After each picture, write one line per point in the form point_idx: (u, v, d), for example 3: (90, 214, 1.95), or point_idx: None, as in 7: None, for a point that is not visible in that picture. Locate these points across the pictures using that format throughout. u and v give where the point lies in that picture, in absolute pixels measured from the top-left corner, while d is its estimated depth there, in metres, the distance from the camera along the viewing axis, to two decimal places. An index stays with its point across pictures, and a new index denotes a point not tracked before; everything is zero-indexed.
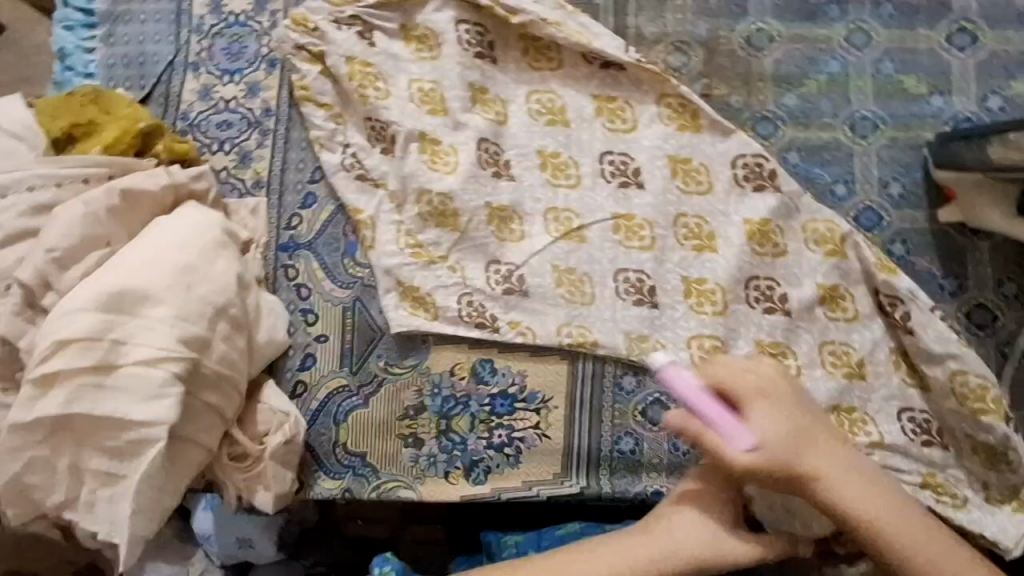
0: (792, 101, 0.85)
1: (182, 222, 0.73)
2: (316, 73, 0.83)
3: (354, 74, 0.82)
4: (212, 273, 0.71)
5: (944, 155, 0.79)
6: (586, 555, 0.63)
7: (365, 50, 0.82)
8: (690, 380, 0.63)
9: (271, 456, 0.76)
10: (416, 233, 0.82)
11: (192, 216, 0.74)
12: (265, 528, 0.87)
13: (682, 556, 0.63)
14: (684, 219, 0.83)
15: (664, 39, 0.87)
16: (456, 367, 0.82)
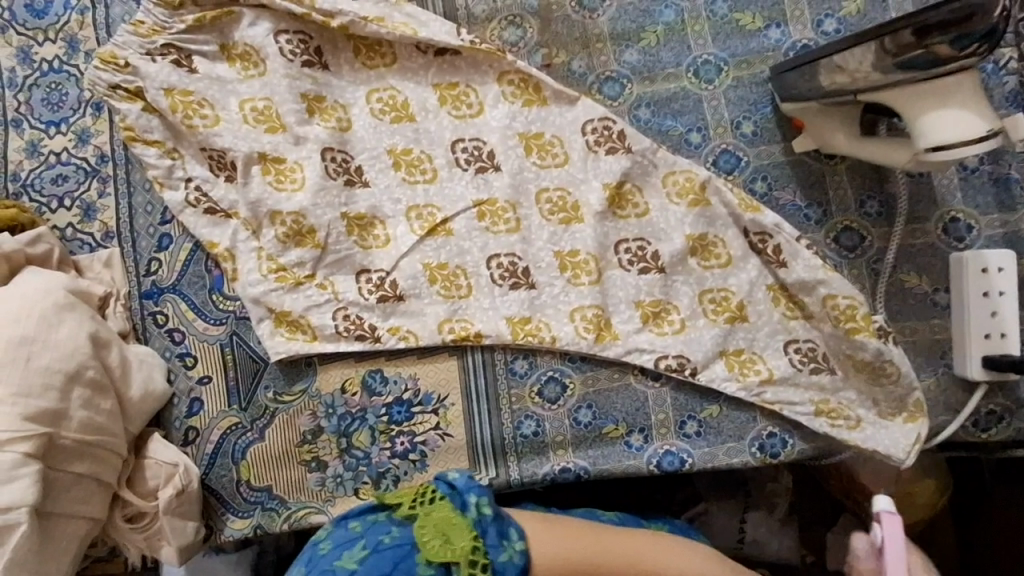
0: (634, 57, 0.83)
1: (20, 292, 0.70)
2: (139, 110, 0.79)
3: (176, 107, 0.78)
4: (56, 338, 0.68)
5: (783, 88, 0.79)
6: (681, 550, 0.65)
7: (186, 79, 0.78)
8: (900, 540, 0.67)
9: (166, 511, 0.74)
10: (277, 256, 0.80)
11: (31, 283, 0.71)
12: (236, 565, 0.87)
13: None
14: (546, 194, 0.82)
15: (495, 15, 0.84)
16: (346, 384, 0.81)
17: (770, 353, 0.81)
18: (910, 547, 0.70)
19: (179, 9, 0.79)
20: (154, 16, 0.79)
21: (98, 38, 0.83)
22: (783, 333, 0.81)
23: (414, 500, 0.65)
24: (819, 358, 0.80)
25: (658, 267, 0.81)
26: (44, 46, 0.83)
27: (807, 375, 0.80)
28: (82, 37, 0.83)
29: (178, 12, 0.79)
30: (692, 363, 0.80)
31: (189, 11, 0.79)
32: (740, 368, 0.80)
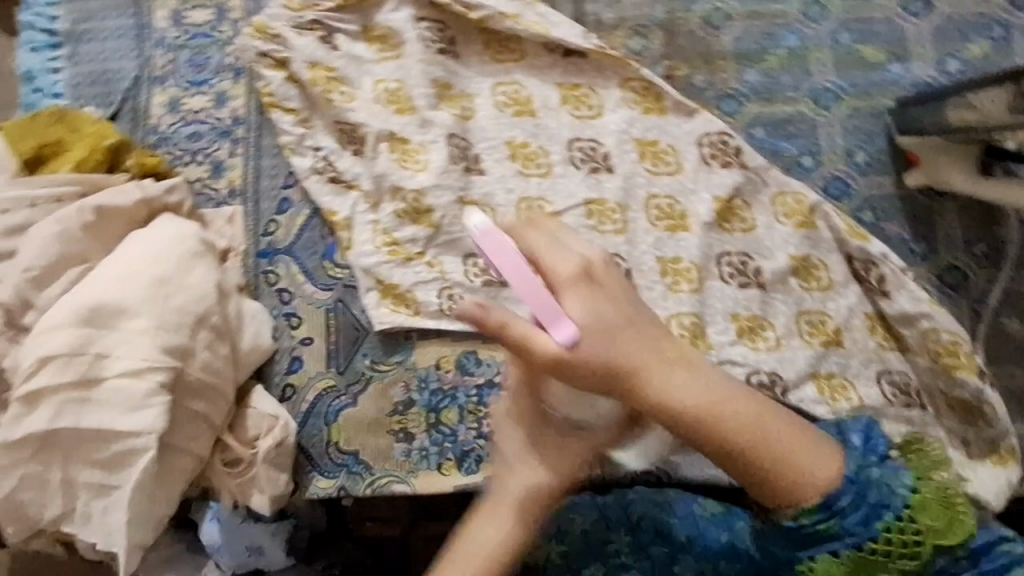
0: (754, 77, 0.85)
1: (160, 235, 0.74)
2: (281, 80, 0.84)
3: (318, 80, 0.83)
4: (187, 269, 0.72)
5: (906, 121, 0.80)
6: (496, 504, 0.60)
7: (330, 56, 0.84)
8: (507, 245, 0.51)
9: (264, 461, 0.77)
10: (392, 231, 0.84)
11: (170, 227, 0.75)
12: (276, 533, 0.83)
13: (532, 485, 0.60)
14: (655, 201, 0.84)
15: (623, 24, 0.87)
16: (442, 361, 0.84)
17: (862, 381, 0.81)
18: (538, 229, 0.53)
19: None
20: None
21: (249, 10, 0.88)
22: (877, 363, 0.81)
23: None
24: (911, 393, 0.80)
25: (758, 283, 0.83)
26: (197, 12, 0.89)
27: (897, 407, 0.80)
28: (233, 8, 0.89)
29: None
30: (784, 381, 0.80)
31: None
32: (832, 393, 0.80)
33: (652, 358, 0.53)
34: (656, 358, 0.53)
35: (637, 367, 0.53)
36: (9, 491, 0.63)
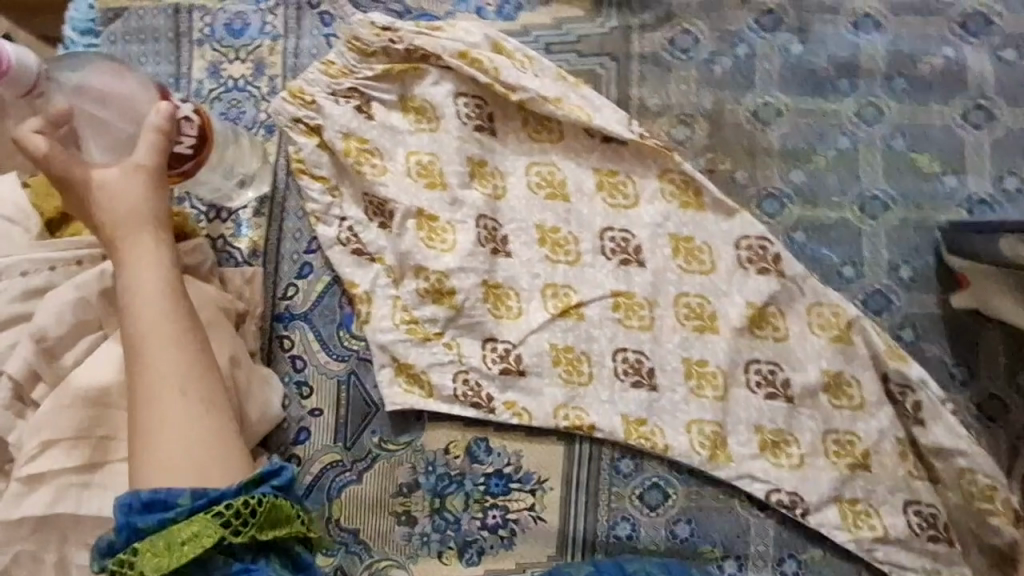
0: (800, 178, 0.82)
1: (113, 75, 0.66)
2: (314, 146, 0.82)
3: (351, 151, 0.81)
4: (149, 111, 0.66)
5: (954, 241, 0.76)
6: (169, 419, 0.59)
7: (362, 124, 0.82)
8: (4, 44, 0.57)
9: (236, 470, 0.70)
10: (412, 308, 0.82)
11: (127, 71, 0.67)
12: None
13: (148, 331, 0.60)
14: (685, 299, 0.82)
15: (667, 111, 0.83)
16: (451, 446, 0.82)
17: (888, 509, 0.77)
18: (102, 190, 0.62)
19: (369, 58, 0.82)
20: (345, 59, 0.83)
21: (285, 67, 0.87)
22: (905, 492, 0.77)
23: None
24: (940, 527, 0.76)
25: (786, 396, 0.79)
26: (234, 64, 0.87)
27: (922, 541, 0.76)
28: (270, 63, 0.87)
29: (368, 60, 0.82)
30: (804, 503, 0.78)
31: (378, 60, 0.82)
32: (854, 520, 0.77)
33: None
34: None
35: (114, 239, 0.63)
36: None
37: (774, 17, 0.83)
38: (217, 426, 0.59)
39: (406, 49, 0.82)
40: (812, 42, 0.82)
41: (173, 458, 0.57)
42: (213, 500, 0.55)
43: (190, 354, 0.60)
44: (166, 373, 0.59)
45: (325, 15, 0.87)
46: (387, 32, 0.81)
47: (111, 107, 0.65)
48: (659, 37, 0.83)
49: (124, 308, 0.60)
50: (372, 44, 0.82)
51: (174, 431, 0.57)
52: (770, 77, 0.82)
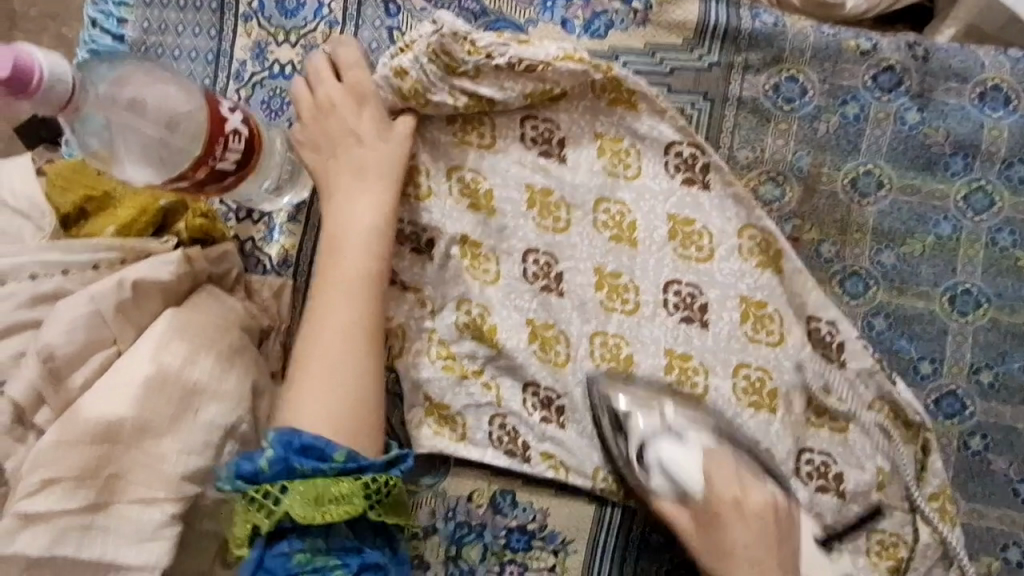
0: (890, 260, 0.75)
1: (159, 82, 0.60)
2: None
3: None
4: (189, 118, 0.58)
5: (987, 347, 0.74)
6: (327, 386, 0.66)
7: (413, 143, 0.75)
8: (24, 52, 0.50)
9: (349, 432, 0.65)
10: (449, 343, 0.76)
11: (166, 75, 0.61)
12: None
13: (315, 352, 0.67)
14: (745, 370, 0.75)
15: (757, 166, 0.75)
16: (474, 494, 0.77)
17: None
18: (194, 307, 0.67)
19: (455, 76, 0.71)
20: (422, 71, 0.70)
21: None
22: None
23: (369, 502, 0.62)
24: None
25: (837, 490, 0.74)
26: (282, 47, 0.79)
27: None
28: (322, 51, 0.79)
29: (451, 79, 0.71)
30: None
31: (466, 81, 0.71)
32: None
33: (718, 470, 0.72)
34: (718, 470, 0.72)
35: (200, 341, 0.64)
36: None
37: (894, 76, 0.74)
38: (356, 389, 0.66)
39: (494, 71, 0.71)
40: (932, 111, 0.74)
41: (320, 398, 0.65)
42: (361, 469, 0.63)
43: (364, 311, 0.69)
44: (337, 328, 0.68)
45: (390, 3, 0.78)
46: (482, 47, 0.69)
47: (149, 114, 0.58)
48: (763, 82, 0.74)
49: (305, 339, 0.68)
50: (462, 61, 0.70)
51: (327, 353, 0.67)
52: (878, 144, 0.74)
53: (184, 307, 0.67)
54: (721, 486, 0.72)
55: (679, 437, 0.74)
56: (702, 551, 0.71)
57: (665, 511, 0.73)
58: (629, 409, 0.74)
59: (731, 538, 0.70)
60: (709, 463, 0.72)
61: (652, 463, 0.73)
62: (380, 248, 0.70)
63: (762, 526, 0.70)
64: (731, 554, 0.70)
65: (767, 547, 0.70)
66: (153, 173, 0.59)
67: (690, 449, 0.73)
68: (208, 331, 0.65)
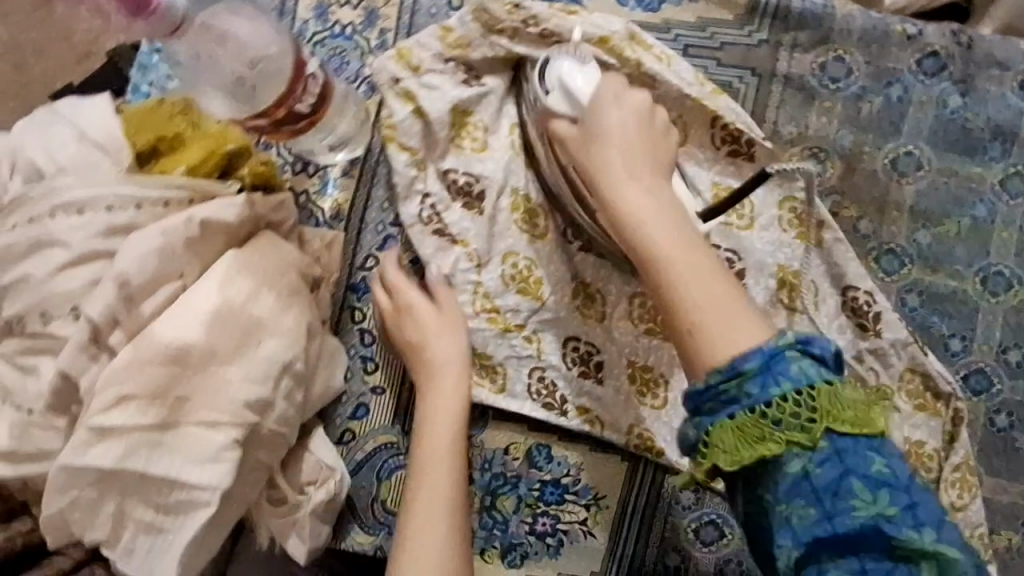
0: (925, 239, 0.77)
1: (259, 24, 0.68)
2: (408, 113, 0.77)
3: (452, 124, 0.79)
4: (265, 63, 0.64)
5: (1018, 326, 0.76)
6: (433, 505, 0.69)
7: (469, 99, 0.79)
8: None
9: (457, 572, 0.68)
10: (494, 296, 0.78)
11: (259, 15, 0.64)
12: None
13: (418, 505, 0.69)
14: (779, 336, 0.78)
15: (801, 141, 0.78)
16: (511, 447, 0.80)
17: None
18: (256, 251, 0.68)
19: (494, 33, 0.77)
20: (466, 30, 0.78)
21: (400, 22, 0.81)
22: None
23: None
24: None
25: None
26: (344, 8, 0.82)
27: None
28: (383, 14, 0.82)
29: (491, 36, 0.77)
30: None
31: (503, 39, 0.77)
32: None
33: (658, 224, 0.62)
34: (665, 221, 0.61)
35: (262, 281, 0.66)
36: (57, 510, 0.61)
37: (938, 62, 0.76)
38: (458, 534, 0.69)
39: (539, 33, 0.76)
40: (973, 97, 0.76)
41: (428, 545, 0.68)
42: None
43: (456, 485, 0.71)
44: (435, 497, 0.70)
45: None
46: (521, 11, 0.76)
47: (227, 50, 0.63)
48: (810, 61, 0.77)
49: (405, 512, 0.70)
50: (501, 21, 0.76)
51: (442, 485, 0.70)
52: (919, 126, 0.77)
53: (249, 249, 0.68)
54: (666, 237, 0.61)
55: (582, 61, 0.73)
56: (592, 164, 0.66)
57: (589, 148, 0.67)
58: (567, 69, 0.72)
59: (630, 198, 0.63)
60: (603, 84, 0.71)
61: (551, 84, 0.73)
62: (466, 370, 0.76)
63: (705, 259, 0.61)
64: (606, 158, 0.66)
65: (663, 195, 0.64)
66: (230, 109, 0.69)
67: (589, 76, 0.72)
68: (270, 271, 0.68)
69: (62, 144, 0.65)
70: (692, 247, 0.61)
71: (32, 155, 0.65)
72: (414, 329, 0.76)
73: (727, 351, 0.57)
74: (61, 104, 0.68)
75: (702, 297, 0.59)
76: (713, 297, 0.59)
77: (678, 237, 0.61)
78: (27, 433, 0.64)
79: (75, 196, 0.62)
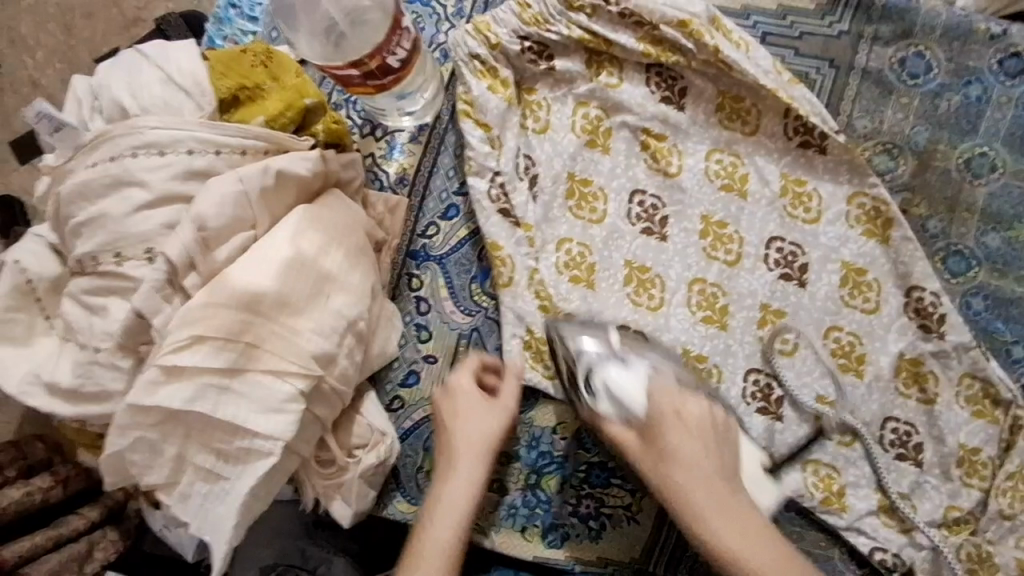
0: (995, 242, 0.76)
1: None
2: (484, 89, 0.78)
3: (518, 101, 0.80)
4: (365, 13, 0.63)
5: None
6: (447, 523, 0.65)
7: (533, 75, 0.80)
8: None
9: None
10: (548, 285, 0.78)
11: None
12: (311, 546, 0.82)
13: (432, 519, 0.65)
14: (837, 332, 0.78)
15: (873, 137, 0.78)
16: (560, 427, 0.79)
17: None
18: (328, 206, 0.69)
19: (573, 10, 0.77)
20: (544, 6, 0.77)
21: None
22: None
23: None
24: None
25: (915, 459, 0.76)
26: None
27: None
28: None
29: (570, 14, 0.77)
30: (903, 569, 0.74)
31: (582, 15, 0.77)
32: None
33: (670, 437, 0.62)
34: (672, 432, 0.62)
35: (332, 241, 0.66)
36: (118, 449, 0.61)
37: (1022, 62, 0.75)
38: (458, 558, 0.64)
39: (620, 12, 0.77)
40: None
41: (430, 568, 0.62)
42: None
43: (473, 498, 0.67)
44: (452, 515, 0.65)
45: None
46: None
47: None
48: (890, 55, 0.77)
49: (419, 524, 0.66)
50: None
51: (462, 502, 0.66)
52: (995, 128, 0.76)
53: (321, 203, 0.69)
54: (686, 439, 0.62)
55: (625, 363, 0.67)
56: (633, 452, 0.64)
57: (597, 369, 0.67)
58: (590, 347, 0.70)
59: (678, 478, 0.61)
60: (654, 383, 0.66)
61: (597, 388, 0.67)
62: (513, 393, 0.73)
63: (702, 434, 0.63)
64: (673, 459, 0.62)
65: (707, 438, 0.63)
66: (320, 52, 0.65)
67: (638, 373, 0.67)
68: (338, 231, 0.67)
69: (146, 84, 0.66)
70: (700, 444, 0.62)
71: (117, 93, 0.66)
72: (448, 404, 0.71)
73: (748, 561, 0.58)
74: (148, 45, 0.68)
75: (745, 558, 0.58)
76: (701, 485, 0.60)
77: (700, 440, 0.62)
78: (91, 371, 0.65)
79: (160, 137, 0.64)
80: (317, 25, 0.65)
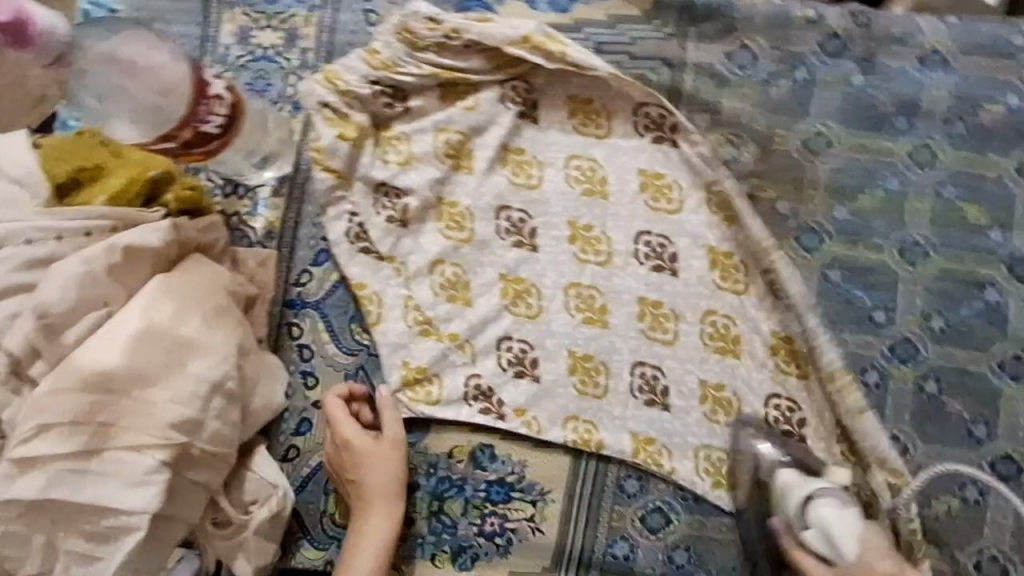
0: (843, 216, 0.79)
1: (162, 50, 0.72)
2: (334, 136, 0.80)
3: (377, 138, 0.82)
4: (177, 85, 0.71)
5: (936, 292, 0.76)
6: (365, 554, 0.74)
7: (389, 116, 0.82)
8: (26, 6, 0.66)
9: None
10: (425, 309, 0.81)
11: (166, 45, 0.72)
12: None
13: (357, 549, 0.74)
14: (712, 316, 0.80)
15: (718, 128, 0.80)
16: (454, 451, 0.80)
17: None
18: (182, 273, 0.69)
19: (418, 50, 0.79)
20: (392, 51, 0.80)
21: (320, 42, 0.84)
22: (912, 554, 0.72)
23: None
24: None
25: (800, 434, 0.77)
26: (265, 32, 0.84)
27: None
28: (303, 34, 0.84)
29: (416, 54, 0.79)
30: None
31: (429, 54, 0.79)
32: None
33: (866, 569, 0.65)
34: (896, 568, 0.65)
35: (185, 308, 0.67)
36: None
37: (840, 42, 0.80)
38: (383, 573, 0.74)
39: (463, 45, 0.79)
40: (876, 74, 0.79)
41: None
42: None
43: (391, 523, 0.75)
44: (371, 541, 0.75)
45: None
46: (445, 26, 0.78)
47: (139, 78, 0.71)
48: (716, 50, 0.81)
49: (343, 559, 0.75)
50: (424, 37, 0.79)
51: (381, 528, 0.75)
52: (827, 106, 0.80)
53: (176, 274, 0.69)
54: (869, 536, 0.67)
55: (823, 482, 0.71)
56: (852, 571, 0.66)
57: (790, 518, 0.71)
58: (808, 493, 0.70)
59: None
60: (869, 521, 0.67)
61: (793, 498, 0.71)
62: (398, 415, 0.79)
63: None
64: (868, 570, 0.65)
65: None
66: (142, 131, 0.72)
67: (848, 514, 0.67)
68: (195, 296, 0.68)
69: None
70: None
71: None
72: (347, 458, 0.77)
73: None
74: None
75: None
76: None
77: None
78: None
79: None
80: (135, 104, 0.72)
